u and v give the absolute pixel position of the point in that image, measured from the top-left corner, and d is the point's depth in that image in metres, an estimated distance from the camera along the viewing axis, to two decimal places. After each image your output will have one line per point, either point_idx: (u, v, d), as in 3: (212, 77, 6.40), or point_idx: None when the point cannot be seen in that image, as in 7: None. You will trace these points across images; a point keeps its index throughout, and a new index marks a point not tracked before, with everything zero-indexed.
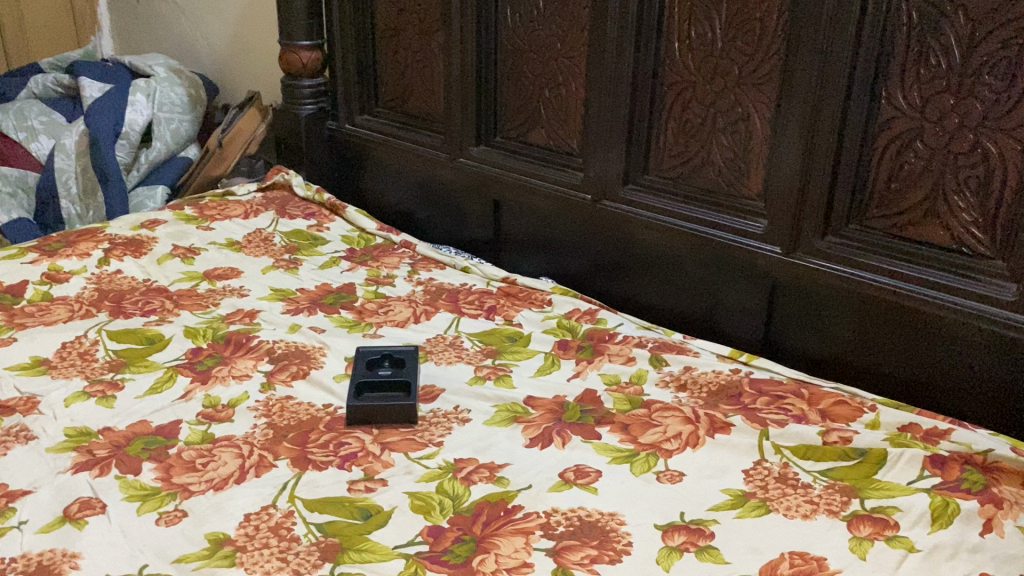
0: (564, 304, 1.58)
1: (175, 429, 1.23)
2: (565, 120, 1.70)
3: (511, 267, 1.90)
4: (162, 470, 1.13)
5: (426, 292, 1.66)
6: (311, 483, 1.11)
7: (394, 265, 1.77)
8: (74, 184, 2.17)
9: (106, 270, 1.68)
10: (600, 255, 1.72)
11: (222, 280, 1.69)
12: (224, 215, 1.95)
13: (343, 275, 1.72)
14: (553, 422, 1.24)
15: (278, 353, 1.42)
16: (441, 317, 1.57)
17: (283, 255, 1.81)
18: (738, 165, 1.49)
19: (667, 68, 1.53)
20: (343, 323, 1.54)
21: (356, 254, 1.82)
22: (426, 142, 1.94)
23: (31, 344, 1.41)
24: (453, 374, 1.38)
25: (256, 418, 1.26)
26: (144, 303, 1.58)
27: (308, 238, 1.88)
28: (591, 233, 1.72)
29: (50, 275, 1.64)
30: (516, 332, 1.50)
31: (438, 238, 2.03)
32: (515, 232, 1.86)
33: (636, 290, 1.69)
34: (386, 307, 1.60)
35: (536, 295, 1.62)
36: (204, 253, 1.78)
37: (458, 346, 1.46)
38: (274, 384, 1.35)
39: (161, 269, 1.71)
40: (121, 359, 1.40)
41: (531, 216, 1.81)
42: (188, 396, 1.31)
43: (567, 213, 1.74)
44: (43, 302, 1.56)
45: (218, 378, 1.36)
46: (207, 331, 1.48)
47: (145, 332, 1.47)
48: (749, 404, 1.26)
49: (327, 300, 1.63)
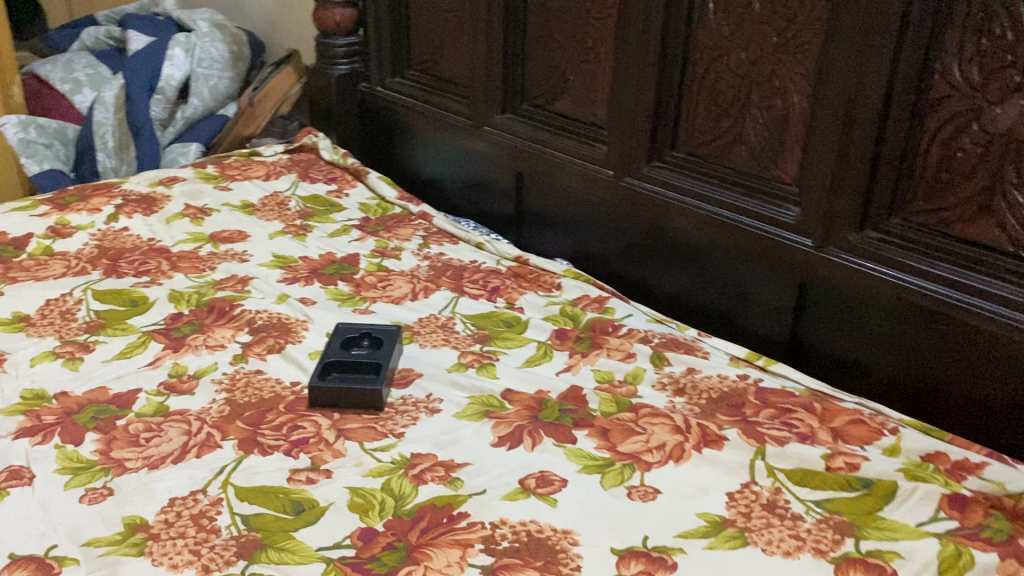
0: (573, 290, 1.46)
1: (130, 399, 1.17)
2: (593, 87, 1.56)
3: (533, 244, 1.78)
4: (103, 443, 1.08)
5: (431, 268, 1.55)
6: (250, 469, 1.03)
7: (406, 237, 1.67)
8: (111, 137, 2.11)
9: (113, 227, 1.65)
10: (622, 238, 1.58)
11: (227, 244, 1.62)
12: (245, 176, 1.89)
13: (350, 245, 1.63)
14: (528, 421, 1.12)
15: (259, 324, 1.35)
16: (440, 296, 1.46)
17: (296, 220, 1.73)
18: (772, 145, 1.32)
19: (700, 33, 1.37)
20: (337, 296, 1.46)
21: (370, 224, 1.72)
22: (454, 107, 1.83)
23: (16, 300, 1.39)
24: (435, 360, 1.28)
25: (217, 393, 1.19)
26: (141, 263, 1.53)
27: (324, 205, 1.80)
28: (614, 213, 1.57)
29: (56, 229, 1.61)
30: (514, 317, 1.39)
31: (464, 210, 1.92)
32: (539, 207, 1.73)
33: (657, 278, 1.54)
34: (385, 282, 1.51)
35: (546, 277, 1.50)
36: (215, 215, 1.72)
37: (449, 328, 1.36)
38: (247, 357, 1.28)
39: (168, 228, 1.66)
40: (100, 320, 1.35)
41: (554, 191, 1.68)
42: (156, 364, 1.25)
43: (589, 190, 1.60)
44: (42, 257, 1.53)
45: (190, 347, 1.29)
46: (192, 297, 1.42)
47: (130, 293, 1.42)
48: (750, 416, 1.11)
49: (327, 270, 1.54)
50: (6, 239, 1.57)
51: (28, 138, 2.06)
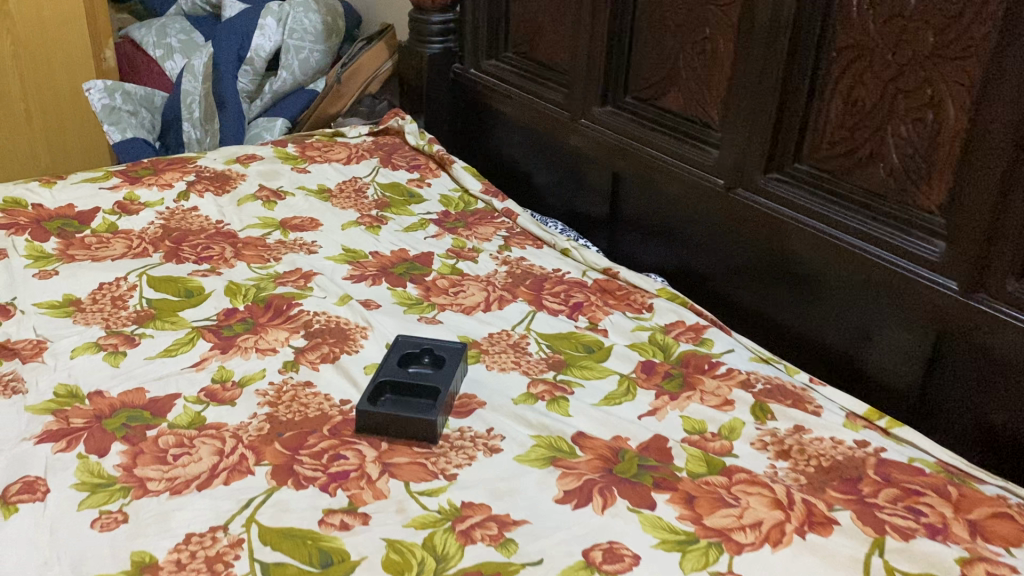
0: (666, 314, 1.29)
1: (166, 407, 1.07)
2: (707, 83, 1.37)
3: (626, 252, 1.61)
4: (128, 456, 0.98)
5: (509, 275, 1.40)
6: (280, 505, 0.92)
7: (486, 237, 1.53)
8: (198, 107, 2.04)
9: (182, 205, 1.56)
10: (727, 256, 1.39)
11: (296, 231, 1.51)
12: (325, 157, 1.78)
13: (425, 242, 1.49)
14: (600, 475, 0.97)
15: (316, 328, 1.23)
16: (515, 308, 1.31)
17: (371, 210, 1.60)
18: (917, 166, 1.11)
19: (840, 26, 1.16)
20: (403, 300, 1.32)
21: (449, 219, 1.59)
22: (550, 96, 1.68)
23: (69, 281, 1.31)
24: (501, 386, 1.13)
25: (258, 407, 1.08)
26: (204, 248, 1.44)
27: (403, 194, 1.67)
28: (721, 228, 1.39)
29: (123, 204, 1.54)
30: (595, 342, 1.23)
31: (554, 207, 1.77)
32: (636, 212, 1.56)
33: (764, 304, 1.35)
34: (458, 287, 1.37)
35: (637, 296, 1.34)
36: (289, 199, 1.61)
37: (521, 349, 1.21)
38: (298, 365, 1.16)
39: (238, 211, 1.57)
40: (150, 311, 1.26)
41: (655, 195, 1.50)
42: (200, 366, 1.15)
43: (694, 199, 1.41)
44: (104, 235, 1.46)
45: (239, 349, 1.19)
46: (249, 291, 1.31)
47: (186, 282, 1.32)
48: (868, 495, 0.93)
49: (397, 269, 1.41)
50: (72, 212, 1.51)
51: (113, 105, 2.00)
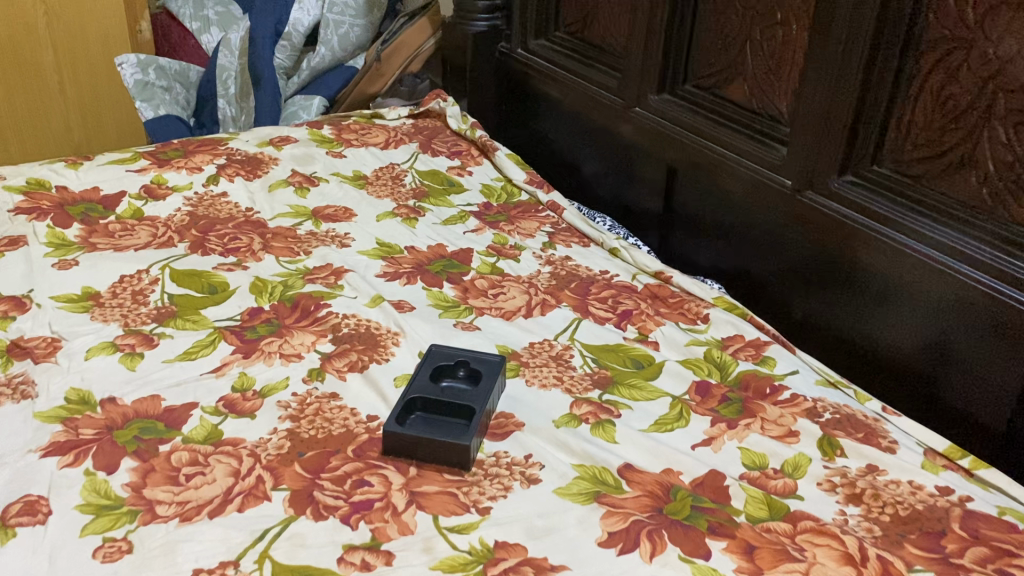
0: (723, 326, 1.18)
1: (181, 418, 1.00)
2: (777, 73, 1.25)
3: (680, 251, 1.50)
4: (138, 474, 0.91)
5: (553, 276, 1.30)
6: (296, 539, 0.84)
7: (529, 232, 1.43)
8: (233, 83, 1.94)
9: (211, 191, 1.49)
10: (792, 262, 1.28)
11: (328, 222, 1.43)
12: (362, 141, 1.69)
13: (464, 237, 1.40)
14: (648, 516, 0.87)
15: (344, 332, 1.15)
16: (558, 314, 1.21)
17: (408, 199, 1.51)
18: (1015, 175, 0.98)
19: (933, 14, 1.03)
20: (439, 302, 1.23)
21: (490, 212, 1.49)
22: (602, 81, 1.57)
23: (90, 272, 1.25)
24: (542, 405, 1.04)
25: (280, 421, 1.00)
26: (232, 238, 1.36)
27: (442, 183, 1.58)
28: (786, 232, 1.27)
29: (150, 188, 1.47)
30: (645, 356, 1.13)
31: (603, 198, 1.66)
32: (693, 209, 1.44)
33: (831, 317, 1.24)
34: (497, 288, 1.27)
35: (691, 304, 1.23)
36: (323, 186, 1.53)
37: (564, 363, 1.11)
38: (324, 374, 1.08)
39: (269, 198, 1.49)
40: (172, 308, 1.19)
41: (713, 192, 1.39)
42: (220, 371, 1.08)
43: (757, 199, 1.30)
44: (129, 221, 1.39)
45: (262, 354, 1.11)
46: (276, 289, 1.23)
47: (210, 277, 1.25)
48: (952, 554, 0.82)
49: (433, 266, 1.32)
50: (98, 195, 1.44)
51: (146, 80, 1.93)
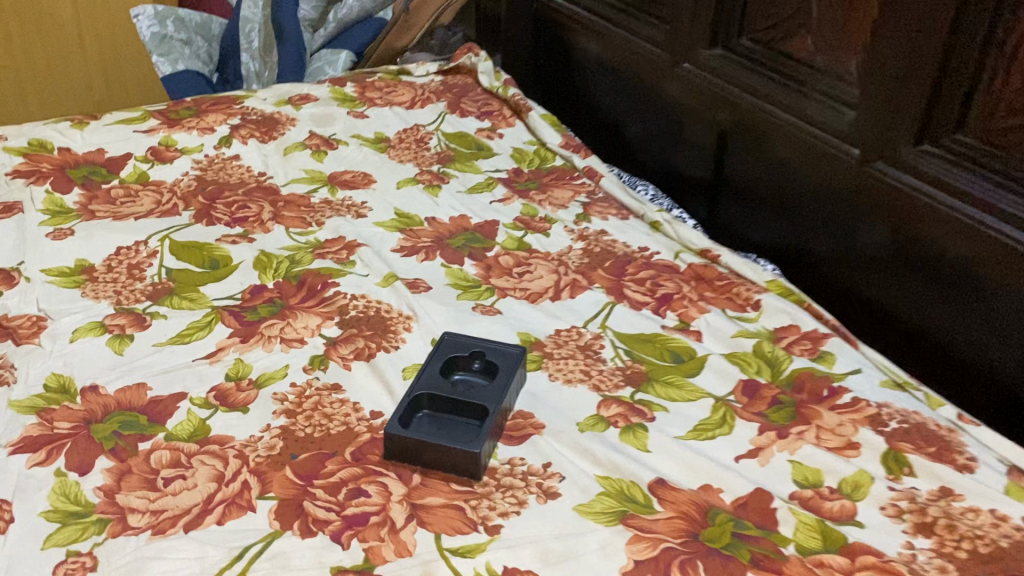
0: (776, 315, 1.05)
1: (166, 411, 0.90)
2: (847, 25, 1.09)
3: (729, 225, 1.36)
4: (112, 477, 0.82)
5: (586, 253, 1.18)
6: (279, 559, 0.74)
7: (562, 203, 1.30)
8: (257, 36, 1.83)
9: (222, 153, 1.39)
10: (852, 241, 1.13)
11: (344, 189, 1.31)
12: (386, 100, 1.57)
13: (490, 208, 1.28)
14: (682, 543, 0.76)
15: (352, 315, 1.04)
16: (589, 297, 1.09)
17: (432, 165, 1.39)
18: None
19: None
20: (458, 281, 1.12)
21: (521, 179, 1.37)
22: (648, 34, 1.42)
23: (86, 243, 1.16)
24: (566, 405, 0.92)
25: (274, 417, 0.90)
26: (240, 206, 1.26)
27: (470, 146, 1.46)
28: (847, 206, 1.13)
29: (158, 151, 1.38)
30: (685, 348, 1.00)
31: (646, 163, 1.52)
32: (744, 178, 1.30)
33: (895, 304, 1.09)
34: (524, 266, 1.15)
35: (740, 289, 1.10)
36: (341, 148, 1.42)
37: (593, 355, 0.99)
38: (327, 362, 0.98)
39: (283, 161, 1.38)
40: (168, 283, 1.10)
41: (767, 159, 1.24)
42: (214, 357, 0.98)
43: (818, 168, 1.15)
44: (133, 186, 1.30)
45: (261, 338, 1.01)
46: (281, 264, 1.13)
47: (212, 250, 1.15)
48: None
49: (454, 240, 1.20)
50: (102, 158, 1.35)
51: (164, 34, 1.83)
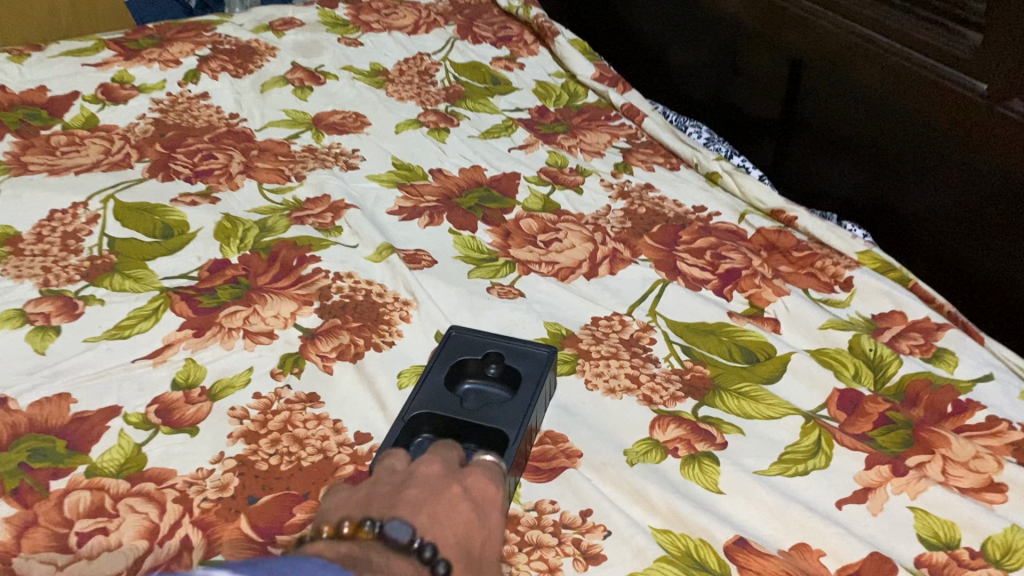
0: (872, 299, 0.83)
1: (91, 434, 0.70)
2: None
3: (803, 174, 1.13)
4: (11, 532, 0.62)
5: (628, 215, 0.95)
6: None
7: (597, 149, 1.07)
8: None
9: (188, 91, 1.16)
10: (958, 198, 0.90)
11: (332, 133, 1.08)
12: (385, 24, 1.33)
13: (509, 156, 1.05)
14: None
15: (336, 300, 0.83)
16: (634, 274, 0.87)
17: (438, 103, 1.16)
18: None
19: None
20: (469, 252, 0.90)
21: (546, 119, 1.13)
22: None
23: (11, 205, 0.94)
24: (609, 424, 0.71)
25: (229, 442, 0.69)
26: (203, 155, 1.04)
27: (484, 79, 1.22)
28: (955, 155, 0.89)
29: (110, 88, 1.15)
30: (760, 344, 0.78)
31: (697, 99, 1.29)
32: (820, 117, 1.07)
33: (1014, 279, 0.87)
34: (551, 231, 0.93)
35: (826, 263, 0.88)
36: (330, 84, 1.18)
37: (642, 353, 0.77)
38: (301, 364, 0.77)
39: (260, 99, 1.15)
40: (110, 257, 0.88)
41: (852, 94, 1.01)
42: (160, 357, 0.77)
43: (923, 105, 0.92)
44: (78, 132, 1.07)
45: (220, 330, 0.79)
46: (249, 232, 0.91)
47: (165, 214, 0.93)
48: None
49: (464, 198, 0.98)
50: (43, 98, 1.13)
51: None
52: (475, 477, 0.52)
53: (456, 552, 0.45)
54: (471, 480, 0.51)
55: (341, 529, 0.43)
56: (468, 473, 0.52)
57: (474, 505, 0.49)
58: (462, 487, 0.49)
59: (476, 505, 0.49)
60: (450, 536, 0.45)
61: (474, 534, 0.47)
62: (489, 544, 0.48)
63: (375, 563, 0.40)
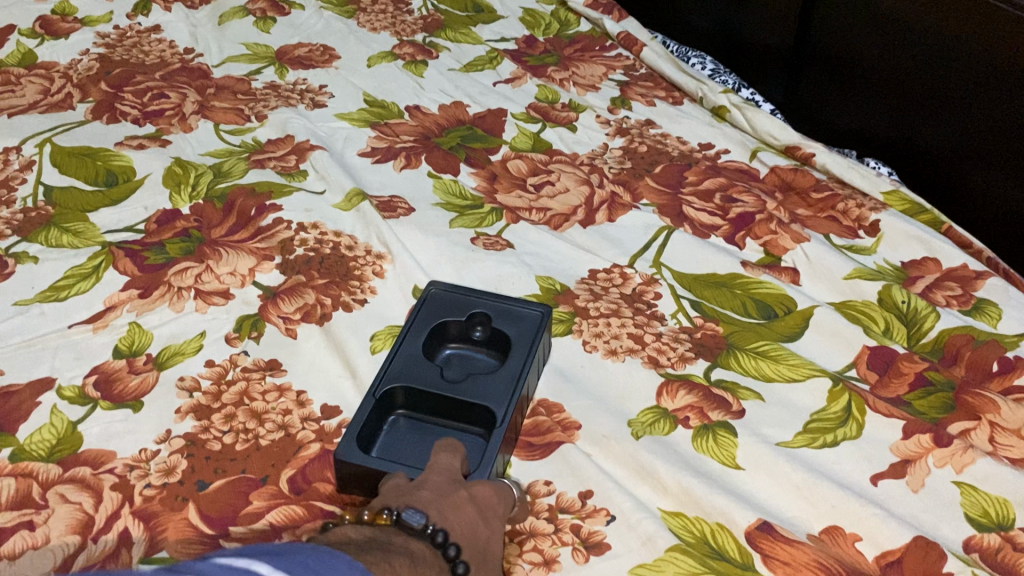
0: (902, 245, 0.75)
1: (19, 411, 0.61)
2: None
3: (816, 107, 1.06)
4: None
5: (627, 155, 0.86)
6: None
7: (592, 83, 0.97)
8: None
9: (137, 24, 1.04)
10: (994, 126, 0.83)
11: (297, 68, 0.98)
12: None
13: (494, 91, 0.95)
14: None
15: (300, 254, 0.73)
16: (635, 220, 0.78)
17: (414, 33, 1.05)
18: None
19: None
20: (451, 198, 0.80)
21: (535, 50, 1.03)
22: None
23: None
24: (610, 391, 0.63)
25: (177, 419, 0.61)
26: (152, 93, 0.93)
27: (465, 7, 1.11)
28: (991, 78, 0.82)
29: (50, 22, 1.04)
30: (778, 296, 0.70)
31: (699, 28, 1.20)
32: (836, 43, 0.99)
33: None
34: (542, 174, 0.83)
35: (848, 205, 0.79)
36: (295, 14, 1.07)
37: (646, 309, 0.69)
38: (259, 328, 0.67)
39: (217, 32, 1.04)
40: (45, 209, 0.78)
41: (876, 16, 0.92)
42: (100, 322, 0.68)
43: (954, 25, 0.84)
44: (14, 70, 0.97)
45: (168, 290, 0.70)
46: (202, 179, 0.81)
47: (109, 160, 0.83)
48: None
49: (445, 138, 0.88)
50: None
51: None
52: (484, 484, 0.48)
53: (461, 545, 0.43)
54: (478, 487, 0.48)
55: (362, 517, 0.42)
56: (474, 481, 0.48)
57: (479, 510, 0.46)
58: (470, 492, 0.46)
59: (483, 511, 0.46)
60: (457, 532, 0.43)
61: (480, 536, 0.45)
62: (493, 546, 0.46)
63: (398, 543, 0.38)
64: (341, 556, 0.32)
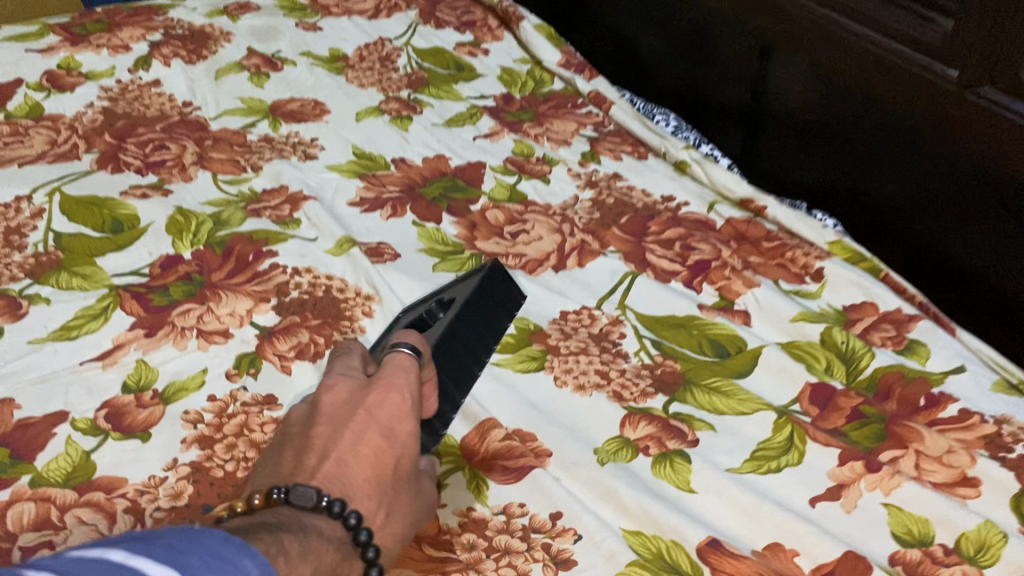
0: (843, 290, 0.82)
1: (37, 441, 0.66)
2: None
3: (771, 159, 1.14)
4: None
5: (596, 206, 0.93)
6: None
7: (564, 138, 1.05)
8: None
9: (138, 78, 1.11)
10: (925, 183, 0.92)
11: (290, 121, 1.05)
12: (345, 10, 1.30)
13: (474, 145, 1.02)
14: None
15: (295, 297, 0.80)
16: (602, 266, 0.85)
17: (400, 90, 1.12)
18: None
19: None
20: (433, 244, 0.87)
21: (511, 107, 1.11)
22: None
23: None
24: (578, 423, 0.69)
25: (182, 448, 0.66)
26: (154, 144, 1.00)
27: (447, 66, 1.19)
28: (923, 139, 0.91)
29: (56, 76, 1.10)
30: (732, 336, 0.77)
31: (664, 84, 1.29)
32: (788, 103, 1.08)
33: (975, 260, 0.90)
34: (518, 223, 0.90)
35: (796, 253, 0.86)
36: (287, 70, 1.15)
37: (612, 348, 0.76)
38: (257, 365, 0.73)
39: (214, 86, 1.11)
40: (55, 254, 0.84)
41: (825, 81, 1.02)
42: (109, 359, 0.73)
43: (891, 92, 0.93)
44: (22, 121, 1.03)
45: (172, 330, 0.76)
46: (203, 227, 0.87)
47: (115, 208, 0.89)
48: None
49: (428, 188, 0.95)
50: None
51: None
52: (379, 389, 0.51)
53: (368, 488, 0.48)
54: (372, 397, 0.51)
55: (253, 502, 0.45)
56: (372, 386, 0.52)
57: (379, 427, 0.50)
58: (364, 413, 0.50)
59: (383, 423, 0.50)
60: (359, 481, 0.48)
61: (384, 462, 0.49)
62: (404, 460, 0.51)
63: (293, 526, 0.42)
64: (215, 534, 0.36)
